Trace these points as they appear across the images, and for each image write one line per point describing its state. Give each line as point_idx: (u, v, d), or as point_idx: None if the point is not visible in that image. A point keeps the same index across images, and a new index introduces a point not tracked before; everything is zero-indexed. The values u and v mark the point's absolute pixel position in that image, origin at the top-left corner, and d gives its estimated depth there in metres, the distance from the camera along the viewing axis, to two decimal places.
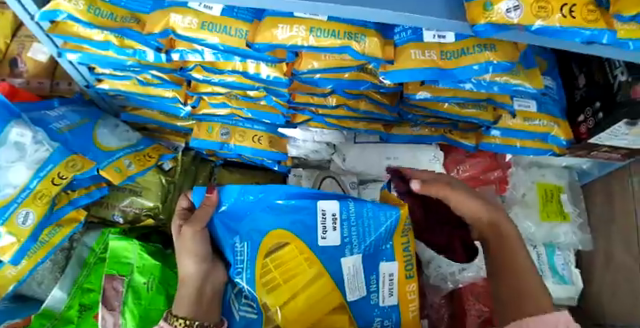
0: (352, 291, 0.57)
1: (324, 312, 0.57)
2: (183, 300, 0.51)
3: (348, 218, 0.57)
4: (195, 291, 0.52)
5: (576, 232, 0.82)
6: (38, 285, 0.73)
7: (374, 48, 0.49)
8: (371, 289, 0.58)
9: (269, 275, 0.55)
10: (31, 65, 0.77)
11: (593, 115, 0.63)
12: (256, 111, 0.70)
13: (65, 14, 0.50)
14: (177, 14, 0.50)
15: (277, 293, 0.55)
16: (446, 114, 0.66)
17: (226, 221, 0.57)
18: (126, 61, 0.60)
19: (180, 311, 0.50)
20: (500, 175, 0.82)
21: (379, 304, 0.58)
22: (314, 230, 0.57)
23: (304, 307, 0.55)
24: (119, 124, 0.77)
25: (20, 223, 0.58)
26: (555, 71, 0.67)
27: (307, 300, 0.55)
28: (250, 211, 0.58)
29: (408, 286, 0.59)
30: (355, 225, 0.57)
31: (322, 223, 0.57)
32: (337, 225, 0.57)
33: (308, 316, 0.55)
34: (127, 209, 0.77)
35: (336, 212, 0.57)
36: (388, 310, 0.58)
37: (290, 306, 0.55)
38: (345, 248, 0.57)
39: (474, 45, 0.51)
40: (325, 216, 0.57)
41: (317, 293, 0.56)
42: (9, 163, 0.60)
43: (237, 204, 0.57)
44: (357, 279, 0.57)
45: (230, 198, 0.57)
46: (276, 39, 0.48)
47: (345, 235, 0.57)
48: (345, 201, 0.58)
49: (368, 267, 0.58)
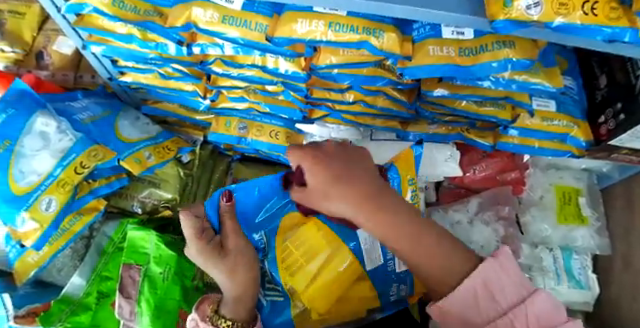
0: (371, 262, 0.61)
1: (348, 283, 0.60)
2: (228, 302, 0.49)
3: None
4: (240, 297, 0.49)
5: (595, 236, 0.79)
6: (57, 272, 0.75)
7: (393, 43, 0.49)
8: (387, 258, 0.62)
9: (291, 254, 0.59)
10: (56, 57, 0.80)
11: (614, 116, 0.61)
12: (274, 106, 0.71)
13: (91, 7, 0.51)
14: (198, 7, 0.52)
15: (302, 272, 0.58)
16: (464, 112, 0.65)
17: (244, 215, 0.60)
18: (148, 54, 0.61)
19: (227, 311, 0.48)
20: (518, 176, 0.83)
21: (396, 270, 0.62)
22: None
23: (328, 284, 0.57)
24: (140, 116, 0.78)
25: (43, 210, 0.60)
26: (575, 70, 0.66)
27: (329, 275, 0.58)
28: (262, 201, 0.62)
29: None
30: None
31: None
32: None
33: (335, 288, 0.58)
34: (146, 200, 0.79)
35: None
36: (403, 275, 0.63)
37: (316, 284, 0.57)
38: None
39: (493, 41, 0.51)
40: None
41: (338, 265, 0.59)
42: (34, 152, 0.62)
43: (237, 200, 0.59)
44: (374, 250, 0.61)
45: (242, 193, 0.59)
46: (295, 34, 0.49)
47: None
48: None
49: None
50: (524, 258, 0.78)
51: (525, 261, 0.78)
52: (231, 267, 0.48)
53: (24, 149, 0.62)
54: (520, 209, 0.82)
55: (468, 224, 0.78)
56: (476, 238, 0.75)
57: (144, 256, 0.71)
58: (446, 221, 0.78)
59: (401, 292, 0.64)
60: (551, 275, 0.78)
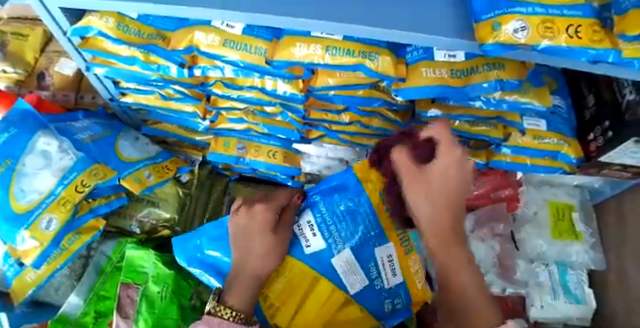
0: (355, 285, 0.58)
1: (335, 308, 0.58)
2: (236, 288, 0.45)
3: (324, 220, 0.57)
4: (255, 274, 0.47)
5: (589, 251, 0.80)
6: (55, 291, 0.74)
7: (387, 66, 0.51)
8: (373, 277, 0.59)
9: (273, 295, 0.56)
10: (57, 78, 0.81)
11: (603, 133, 0.63)
12: (272, 127, 0.73)
13: (95, 30, 0.53)
14: (200, 31, 0.54)
15: (281, 312, 0.56)
16: (456, 131, 0.67)
17: (203, 260, 0.57)
18: (150, 76, 0.63)
19: (231, 300, 0.44)
20: (511, 193, 0.84)
21: (384, 287, 0.60)
22: (297, 242, 0.56)
23: (313, 316, 0.57)
24: (139, 136, 0.79)
25: (43, 228, 0.61)
26: (564, 90, 0.69)
27: (314, 306, 0.57)
28: (216, 247, 0.56)
29: (408, 260, 0.60)
30: (332, 224, 0.57)
31: (299, 231, 0.57)
32: (316, 231, 0.56)
33: (323, 313, 0.57)
34: (144, 220, 0.79)
35: (310, 218, 0.57)
36: (394, 290, 0.60)
37: (300, 315, 0.57)
38: (331, 249, 0.57)
39: (483, 64, 0.53)
40: (300, 225, 0.57)
41: (321, 294, 0.57)
42: (36, 170, 0.63)
43: (199, 243, 0.57)
44: (355, 273, 0.58)
45: (203, 234, 0.58)
46: (293, 57, 0.51)
47: (327, 237, 0.57)
48: (315, 205, 0.58)
49: (362, 256, 0.58)
50: (521, 273, 0.80)
51: (521, 276, 0.80)
52: (261, 234, 0.49)
53: (25, 169, 0.62)
54: (514, 226, 0.83)
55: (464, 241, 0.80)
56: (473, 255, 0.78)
57: (143, 275, 0.71)
58: None
59: (396, 305, 0.62)
60: (546, 290, 0.79)
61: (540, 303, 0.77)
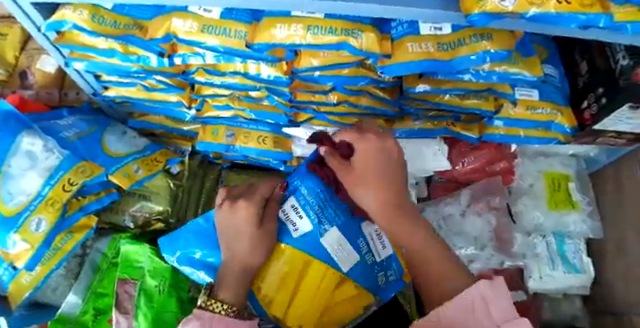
0: (346, 262, 0.57)
1: (330, 290, 0.57)
2: (227, 283, 0.45)
3: (308, 201, 0.57)
4: (247, 267, 0.48)
5: (586, 221, 0.80)
6: (53, 291, 0.75)
7: (372, 43, 0.49)
8: (364, 252, 0.59)
9: (265, 284, 0.54)
10: (40, 76, 0.80)
11: (597, 100, 0.62)
12: (259, 112, 0.72)
13: (70, 24, 0.51)
14: (178, 18, 0.52)
15: (277, 299, 0.55)
16: (447, 106, 0.66)
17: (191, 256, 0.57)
18: (130, 68, 0.61)
19: (224, 295, 0.44)
20: (506, 166, 0.84)
21: (376, 260, 0.60)
22: (285, 228, 0.56)
23: (308, 299, 0.56)
24: (126, 130, 0.78)
25: (33, 230, 0.61)
26: (556, 58, 0.67)
27: (309, 289, 0.56)
28: (204, 242, 0.56)
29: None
30: (316, 204, 0.57)
31: (286, 217, 0.56)
32: (302, 213, 0.56)
33: (319, 296, 0.56)
34: (137, 214, 0.79)
35: (294, 200, 0.57)
36: (386, 262, 0.61)
37: (296, 300, 0.55)
38: (320, 230, 0.56)
39: (470, 35, 0.51)
40: (285, 209, 0.56)
41: (315, 277, 0.56)
42: (23, 171, 0.62)
43: (186, 243, 0.57)
44: (346, 249, 0.57)
45: (189, 231, 0.58)
46: (275, 39, 0.49)
47: (313, 217, 0.56)
48: (297, 189, 0.58)
49: (350, 234, 0.58)
50: (518, 246, 0.80)
51: (519, 249, 0.80)
52: (246, 230, 0.49)
53: (11, 170, 0.61)
54: (511, 199, 0.83)
55: (460, 216, 0.80)
56: (468, 230, 0.79)
57: (138, 271, 0.71)
58: (438, 214, 0.81)
59: (389, 277, 0.62)
60: (545, 261, 0.79)
61: (538, 274, 0.78)
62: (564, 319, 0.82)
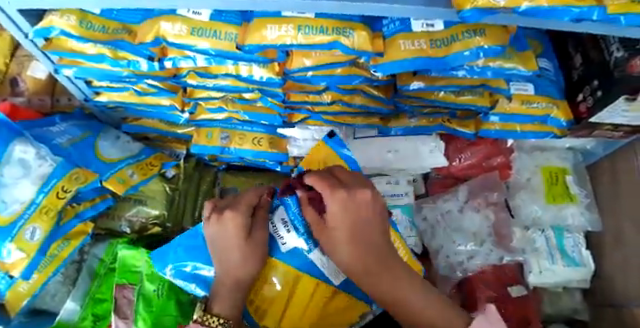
0: (337, 275, 0.54)
1: (322, 304, 0.56)
2: (221, 296, 0.48)
3: (296, 214, 0.54)
4: (240, 281, 0.49)
5: (584, 213, 0.80)
6: (51, 298, 0.75)
7: (363, 41, 0.49)
8: None
9: (257, 300, 0.56)
10: (31, 83, 0.79)
11: (592, 93, 0.62)
12: (253, 113, 0.71)
13: (58, 30, 0.50)
14: (166, 22, 0.51)
15: (270, 312, 0.56)
16: (442, 103, 0.65)
17: (183, 272, 0.56)
18: (121, 73, 0.60)
19: (219, 308, 0.47)
20: (503, 161, 0.83)
21: None
22: (275, 243, 0.54)
23: (300, 313, 0.56)
24: (120, 135, 0.78)
25: (27, 239, 0.60)
26: (550, 51, 0.66)
27: (300, 304, 0.55)
28: (194, 257, 0.55)
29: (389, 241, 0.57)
30: (306, 218, 0.53)
31: (275, 231, 0.54)
32: (290, 227, 0.53)
33: (310, 310, 0.56)
34: (133, 219, 0.79)
35: (283, 214, 0.54)
36: None
37: (288, 314, 0.56)
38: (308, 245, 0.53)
39: (462, 31, 0.50)
40: (273, 223, 0.54)
41: (303, 295, 0.55)
42: (16, 180, 0.61)
43: (177, 256, 0.56)
44: (335, 264, 0.54)
45: (178, 247, 0.56)
46: (265, 40, 0.48)
47: (302, 233, 0.53)
48: (287, 201, 0.55)
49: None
50: (517, 241, 0.79)
51: (518, 244, 0.78)
52: (234, 245, 0.49)
53: (4, 180, 0.60)
54: (509, 194, 0.83)
55: (458, 212, 0.80)
56: (467, 226, 0.78)
57: (137, 275, 0.71)
58: (436, 211, 0.81)
59: None
60: (544, 255, 0.78)
61: (538, 269, 0.77)
62: (564, 313, 0.82)
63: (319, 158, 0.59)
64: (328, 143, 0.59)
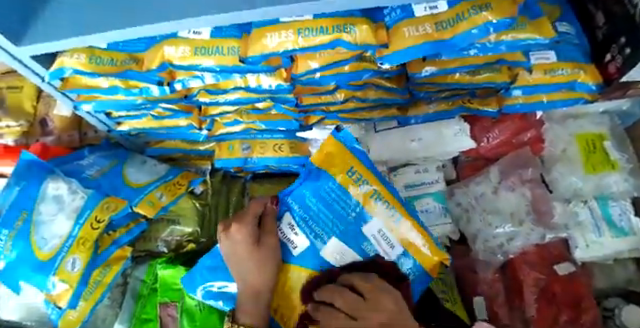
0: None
1: None
2: (244, 307, 0.50)
3: (301, 215, 0.53)
4: (259, 290, 0.50)
5: (629, 179, 0.74)
6: (102, 321, 0.78)
7: (366, 35, 0.47)
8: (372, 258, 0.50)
9: (284, 304, 0.52)
10: (59, 121, 0.83)
11: (620, 52, 0.57)
12: (268, 122, 0.72)
13: (70, 69, 0.53)
14: (169, 45, 0.52)
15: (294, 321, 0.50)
16: (459, 84, 0.63)
17: (211, 291, 0.57)
18: (135, 100, 0.62)
19: (243, 318, 0.50)
20: (534, 135, 0.79)
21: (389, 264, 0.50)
22: (286, 248, 0.53)
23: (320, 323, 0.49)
24: (146, 159, 0.81)
25: (69, 270, 0.63)
26: (570, 13, 0.62)
27: None
28: (217, 275, 0.56)
29: (404, 229, 0.49)
30: (311, 219, 0.52)
31: (284, 236, 0.53)
32: (297, 230, 0.52)
33: None
34: (169, 239, 0.81)
35: (291, 219, 0.53)
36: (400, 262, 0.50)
37: None
38: (317, 244, 0.51)
39: (469, 8, 0.47)
40: (282, 229, 0.53)
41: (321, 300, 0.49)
42: (51, 217, 0.65)
43: (203, 278, 0.57)
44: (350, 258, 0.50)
45: (201, 268, 0.58)
46: (267, 49, 0.48)
47: (310, 233, 0.52)
48: (290, 204, 0.54)
49: (352, 241, 0.50)
50: (559, 216, 0.73)
51: (560, 219, 0.73)
52: (248, 253, 0.51)
53: (42, 216, 0.65)
54: (544, 169, 0.79)
55: (493, 194, 0.77)
56: (503, 207, 0.75)
57: (177, 292, 0.73)
58: (470, 195, 0.79)
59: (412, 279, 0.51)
60: (590, 228, 0.71)
61: (584, 243, 0.71)
62: (620, 288, 0.77)
63: (323, 150, 0.53)
64: (335, 137, 0.52)
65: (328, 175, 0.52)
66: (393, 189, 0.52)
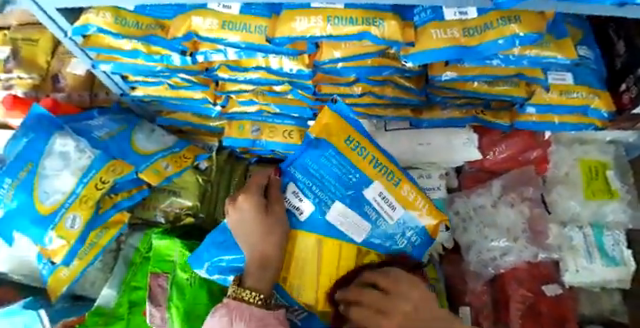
0: (358, 232, 0.54)
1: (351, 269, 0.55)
2: (252, 273, 0.49)
3: (305, 182, 0.53)
4: (266, 257, 0.50)
5: (627, 210, 0.75)
6: (90, 285, 0.79)
7: (394, 31, 0.48)
8: (375, 222, 0.54)
9: (289, 273, 0.55)
10: (71, 79, 0.83)
11: (637, 82, 0.58)
12: (282, 105, 0.72)
13: (95, 27, 0.52)
14: (197, 16, 0.52)
15: (304, 285, 0.54)
16: (476, 93, 0.64)
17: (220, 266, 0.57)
18: (155, 67, 0.62)
19: (248, 281, 0.49)
20: (540, 154, 0.80)
21: (389, 224, 0.54)
22: (291, 214, 0.54)
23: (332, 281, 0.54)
24: (154, 129, 0.81)
25: (69, 227, 0.64)
26: (591, 37, 0.62)
27: (331, 269, 0.54)
28: (224, 249, 0.56)
29: (400, 190, 0.55)
30: (315, 185, 0.53)
31: (289, 204, 0.54)
32: (302, 196, 0.53)
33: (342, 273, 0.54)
34: (168, 209, 0.82)
35: (294, 187, 0.54)
36: (400, 222, 0.55)
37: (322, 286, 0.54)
38: (322, 208, 0.53)
39: (498, 18, 0.48)
40: (287, 198, 0.54)
41: (331, 258, 0.54)
42: (55, 172, 0.64)
43: (210, 254, 0.56)
44: (354, 223, 0.54)
45: (209, 245, 0.57)
46: (294, 32, 0.49)
47: (313, 198, 0.53)
48: (291, 172, 0.54)
49: (356, 205, 0.53)
50: (553, 238, 0.74)
51: (554, 241, 0.74)
52: (255, 222, 0.51)
53: (46, 171, 0.64)
54: (545, 188, 0.79)
55: (492, 207, 0.78)
56: (501, 222, 0.75)
57: (170, 264, 0.74)
58: (469, 206, 0.79)
59: (412, 239, 0.56)
60: (582, 253, 0.72)
61: (574, 267, 0.72)
62: (604, 316, 0.78)
63: (320, 122, 0.52)
64: (331, 108, 0.52)
65: (328, 144, 0.52)
66: (386, 152, 0.56)
